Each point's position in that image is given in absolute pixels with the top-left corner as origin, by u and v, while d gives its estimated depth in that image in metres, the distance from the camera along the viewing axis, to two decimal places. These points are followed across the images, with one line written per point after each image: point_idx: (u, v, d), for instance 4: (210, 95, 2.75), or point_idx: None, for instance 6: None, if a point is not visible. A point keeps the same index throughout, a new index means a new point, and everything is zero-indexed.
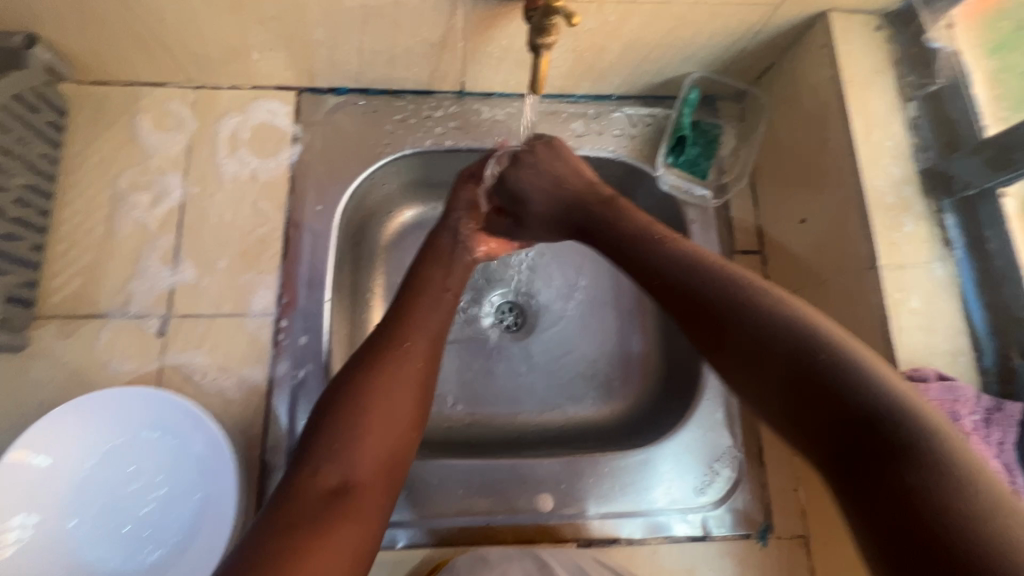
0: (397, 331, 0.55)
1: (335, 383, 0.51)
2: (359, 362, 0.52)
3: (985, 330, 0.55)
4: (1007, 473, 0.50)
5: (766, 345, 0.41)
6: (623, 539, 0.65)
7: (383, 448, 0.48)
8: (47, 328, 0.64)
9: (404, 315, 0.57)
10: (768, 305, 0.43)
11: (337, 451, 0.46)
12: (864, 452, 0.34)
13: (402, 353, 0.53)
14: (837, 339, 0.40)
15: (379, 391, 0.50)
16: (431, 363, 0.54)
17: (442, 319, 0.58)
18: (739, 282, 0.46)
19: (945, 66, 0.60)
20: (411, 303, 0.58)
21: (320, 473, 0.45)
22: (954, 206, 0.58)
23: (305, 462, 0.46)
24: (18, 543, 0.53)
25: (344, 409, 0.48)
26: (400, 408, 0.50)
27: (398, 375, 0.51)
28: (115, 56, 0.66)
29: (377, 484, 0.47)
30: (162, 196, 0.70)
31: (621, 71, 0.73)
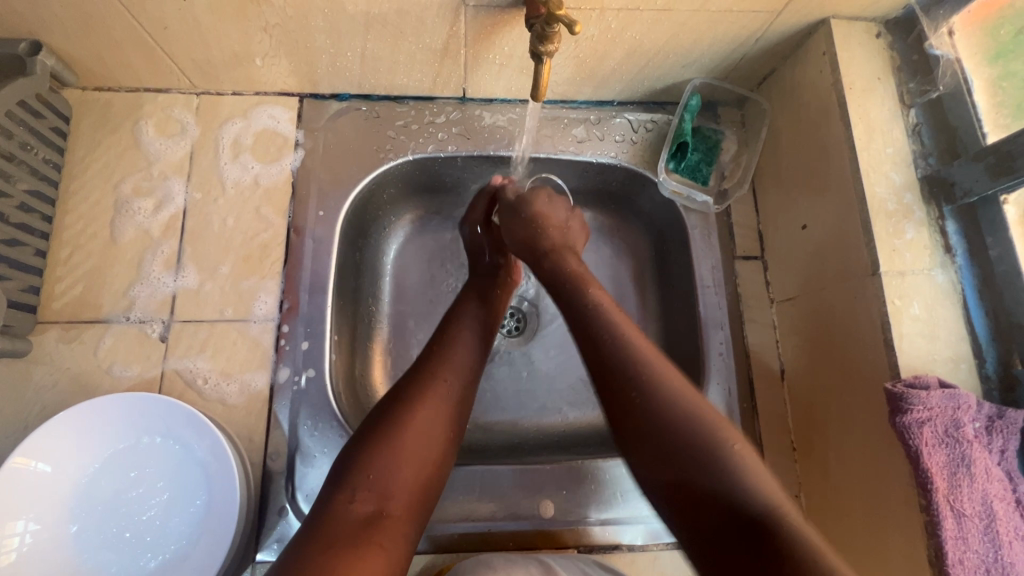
0: (436, 364, 0.56)
1: (374, 412, 0.53)
2: (398, 393, 0.53)
3: (986, 337, 0.55)
4: (1008, 481, 0.50)
5: (664, 438, 0.47)
6: (624, 546, 0.65)
7: (417, 481, 0.49)
8: (49, 333, 0.64)
9: (440, 348, 0.58)
10: (670, 398, 0.48)
11: (374, 481, 0.47)
12: (749, 541, 0.41)
13: (439, 386, 0.54)
14: (729, 438, 0.46)
15: (416, 422, 0.51)
16: (465, 399, 0.56)
17: (479, 353, 0.60)
18: (647, 366, 0.51)
19: (947, 73, 0.60)
20: (449, 335, 0.60)
21: (355, 501, 0.46)
22: (955, 213, 0.58)
23: (340, 488, 0.47)
24: (19, 549, 0.53)
25: (383, 438, 0.49)
26: (435, 442, 0.51)
27: (433, 408, 0.52)
28: (119, 62, 0.66)
29: (408, 516, 0.48)
30: (165, 201, 0.70)
31: (622, 78, 0.73)
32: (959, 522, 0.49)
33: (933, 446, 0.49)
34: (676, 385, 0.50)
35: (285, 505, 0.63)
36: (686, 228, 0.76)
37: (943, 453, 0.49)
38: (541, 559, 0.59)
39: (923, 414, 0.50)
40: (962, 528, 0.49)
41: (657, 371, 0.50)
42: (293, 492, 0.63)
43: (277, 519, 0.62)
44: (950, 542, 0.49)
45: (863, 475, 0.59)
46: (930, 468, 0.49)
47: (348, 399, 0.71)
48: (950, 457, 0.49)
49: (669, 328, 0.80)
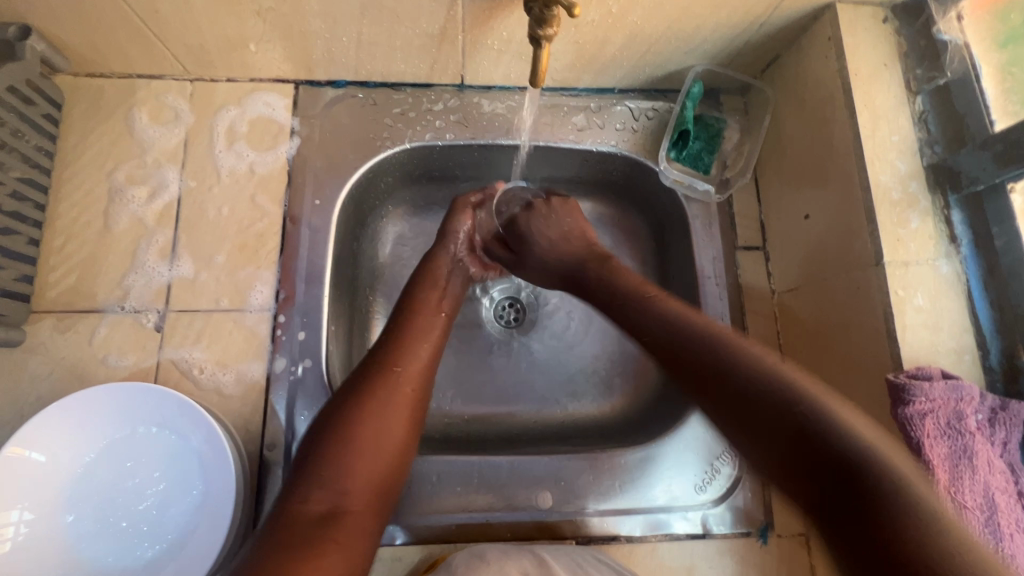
0: (390, 360, 0.56)
1: (327, 410, 0.53)
2: (350, 390, 0.53)
3: (991, 328, 0.54)
4: (1010, 473, 0.50)
5: (751, 399, 0.45)
6: (623, 537, 0.65)
7: (373, 476, 0.49)
8: (44, 322, 0.64)
9: (395, 345, 0.58)
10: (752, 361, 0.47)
11: (329, 478, 0.47)
12: (839, 487, 0.37)
13: (393, 382, 0.54)
14: (810, 394, 0.43)
15: (370, 419, 0.51)
16: (421, 393, 0.56)
17: (434, 348, 0.61)
18: (723, 336, 0.51)
19: (955, 59, 0.59)
20: (404, 331, 0.60)
21: (311, 499, 0.46)
22: (961, 202, 0.57)
23: (295, 488, 0.46)
24: (15, 538, 0.53)
25: (338, 435, 0.49)
26: (391, 437, 0.52)
27: (388, 403, 0.53)
28: (110, 48, 0.65)
29: (365, 512, 0.48)
30: (159, 189, 0.69)
31: (623, 64, 0.72)
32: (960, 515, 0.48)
33: (935, 438, 0.49)
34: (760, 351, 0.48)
35: (282, 496, 0.62)
36: (687, 217, 0.75)
37: (945, 445, 0.49)
38: (538, 551, 0.59)
39: (925, 406, 0.49)
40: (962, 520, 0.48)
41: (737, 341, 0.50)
42: None
43: (274, 509, 0.62)
44: None
45: None
46: (932, 460, 0.48)
47: None
48: (952, 449, 0.49)
49: None
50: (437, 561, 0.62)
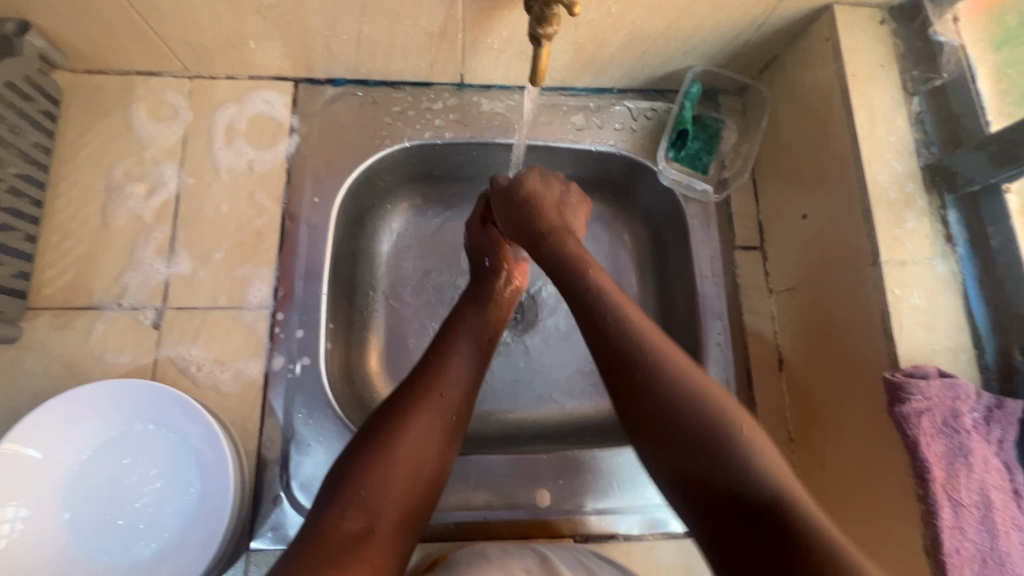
0: (432, 375, 0.55)
1: (367, 425, 0.52)
2: (392, 405, 0.53)
3: (986, 327, 0.55)
4: (1006, 471, 0.50)
5: (675, 424, 0.45)
6: (620, 536, 0.65)
7: (408, 495, 0.49)
8: (40, 319, 0.63)
9: (438, 361, 0.57)
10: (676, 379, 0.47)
11: (364, 497, 0.47)
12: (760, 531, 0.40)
13: (436, 400, 0.53)
14: (736, 424, 0.44)
15: (409, 439, 0.50)
16: (463, 411, 0.55)
17: (477, 365, 0.59)
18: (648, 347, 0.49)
19: (950, 60, 0.59)
20: (446, 346, 0.59)
21: (346, 518, 0.46)
22: (957, 202, 0.57)
23: (333, 503, 0.47)
24: (10, 535, 0.53)
25: (376, 452, 0.49)
26: (428, 456, 0.51)
27: (428, 423, 0.52)
28: (110, 44, 0.65)
29: (397, 530, 0.47)
30: (157, 186, 0.69)
31: (622, 64, 0.72)
32: (956, 512, 0.48)
33: (932, 436, 0.49)
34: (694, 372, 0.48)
35: (280, 493, 0.62)
36: (685, 217, 0.75)
37: (942, 443, 0.49)
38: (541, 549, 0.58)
39: (923, 404, 0.50)
40: (959, 517, 0.48)
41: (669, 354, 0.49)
42: (288, 479, 0.63)
43: (271, 507, 0.62)
44: (947, 532, 0.48)
45: (862, 467, 0.58)
46: (928, 458, 0.49)
47: (343, 388, 0.70)
48: (947, 446, 0.49)
49: (667, 319, 0.79)
50: (436, 560, 0.61)
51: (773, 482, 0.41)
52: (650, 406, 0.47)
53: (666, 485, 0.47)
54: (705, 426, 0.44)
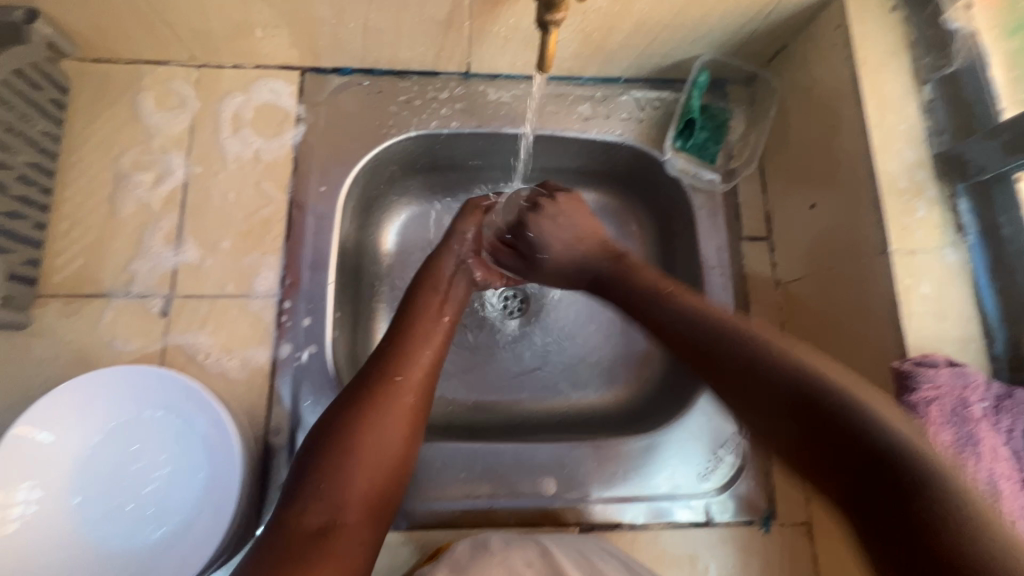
0: (389, 366, 0.56)
1: (324, 419, 0.52)
2: (349, 398, 0.52)
3: (996, 317, 0.54)
4: (1015, 461, 0.50)
5: (774, 385, 0.43)
6: (625, 524, 0.65)
7: (371, 487, 0.49)
8: (50, 307, 0.64)
9: (397, 350, 0.58)
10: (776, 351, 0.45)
11: (325, 491, 0.47)
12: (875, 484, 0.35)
13: (393, 388, 0.54)
14: (836, 380, 0.41)
15: (369, 428, 0.50)
16: (422, 399, 0.55)
17: (435, 352, 0.60)
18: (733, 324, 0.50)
19: (963, 48, 0.58)
20: (403, 335, 0.59)
21: (308, 513, 0.45)
22: (968, 191, 0.57)
23: (293, 501, 0.46)
24: (22, 518, 0.53)
25: (335, 445, 0.49)
26: (390, 446, 0.51)
27: (388, 411, 0.52)
28: (117, 33, 0.65)
29: (363, 523, 0.47)
30: (165, 174, 0.69)
31: (630, 53, 0.72)
32: None
33: (940, 425, 0.49)
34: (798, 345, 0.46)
35: (287, 480, 0.63)
36: (692, 208, 0.75)
37: (951, 432, 0.49)
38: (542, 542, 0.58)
39: (931, 393, 0.49)
40: None
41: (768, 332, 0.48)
42: (295, 466, 0.63)
43: (279, 494, 0.62)
44: None
45: None
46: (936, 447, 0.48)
47: (350, 377, 0.70)
48: (957, 436, 0.49)
49: None
50: (441, 548, 0.62)
51: (899, 437, 0.36)
52: (747, 375, 0.45)
53: (778, 448, 0.42)
54: (808, 388, 0.41)
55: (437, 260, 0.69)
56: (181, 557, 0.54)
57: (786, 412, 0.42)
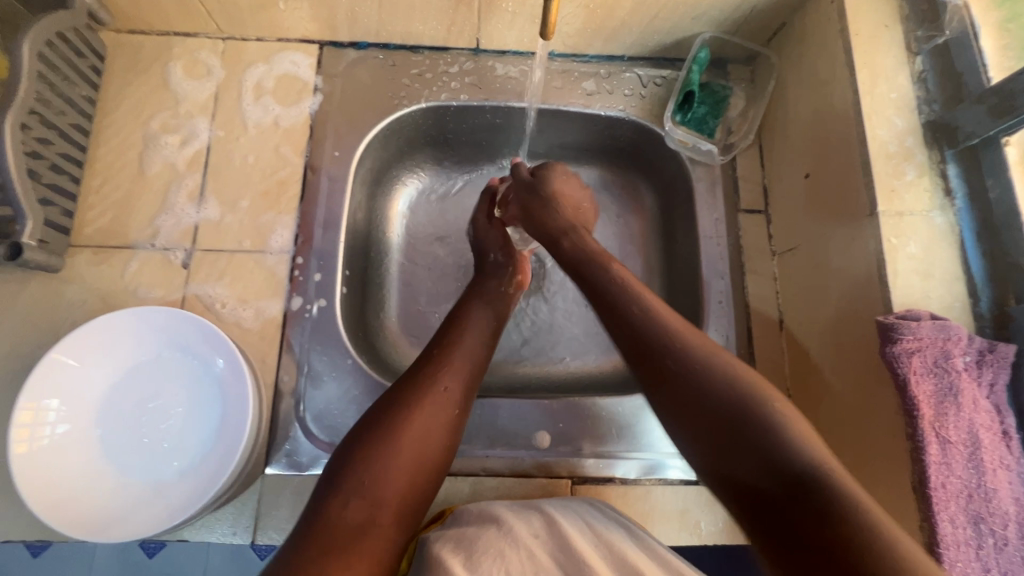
0: (435, 371, 0.56)
1: (368, 417, 0.52)
2: (393, 398, 0.53)
3: (983, 276, 0.55)
4: (996, 413, 0.51)
5: (708, 396, 0.46)
6: (617, 479, 0.67)
7: (410, 489, 0.49)
8: (82, 255, 0.68)
9: (443, 355, 0.58)
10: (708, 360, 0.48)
11: (366, 490, 0.47)
12: (798, 501, 0.39)
13: (439, 393, 0.54)
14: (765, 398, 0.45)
15: (414, 433, 0.51)
16: (464, 407, 0.56)
17: (478, 361, 0.59)
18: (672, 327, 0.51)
19: (953, 19, 0.60)
20: (449, 341, 0.59)
21: (348, 508, 0.46)
22: (956, 156, 0.58)
23: (334, 496, 0.47)
24: (50, 438, 0.57)
25: (378, 445, 0.49)
26: (432, 450, 0.52)
27: (432, 415, 0.53)
28: (152, 4, 0.70)
29: (398, 524, 0.48)
30: (190, 137, 0.74)
31: (633, 30, 0.75)
32: (943, 449, 0.49)
33: (921, 375, 0.50)
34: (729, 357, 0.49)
35: (293, 422, 0.66)
36: (691, 181, 0.77)
37: (928, 383, 0.50)
38: (548, 513, 0.57)
39: (915, 345, 0.51)
40: (947, 453, 0.49)
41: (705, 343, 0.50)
42: (303, 412, 0.66)
43: (286, 437, 0.66)
44: (934, 467, 0.49)
45: (851, 413, 0.60)
46: (917, 395, 0.50)
47: (358, 333, 0.74)
48: (937, 386, 0.50)
49: (672, 281, 0.81)
50: (444, 509, 0.63)
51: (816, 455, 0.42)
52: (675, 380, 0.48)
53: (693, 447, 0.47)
54: (739, 405, 0.45)
55: (485, 275, 0.71)
56: (194, 487, 0.58)
57: (729, 437, 0.44)
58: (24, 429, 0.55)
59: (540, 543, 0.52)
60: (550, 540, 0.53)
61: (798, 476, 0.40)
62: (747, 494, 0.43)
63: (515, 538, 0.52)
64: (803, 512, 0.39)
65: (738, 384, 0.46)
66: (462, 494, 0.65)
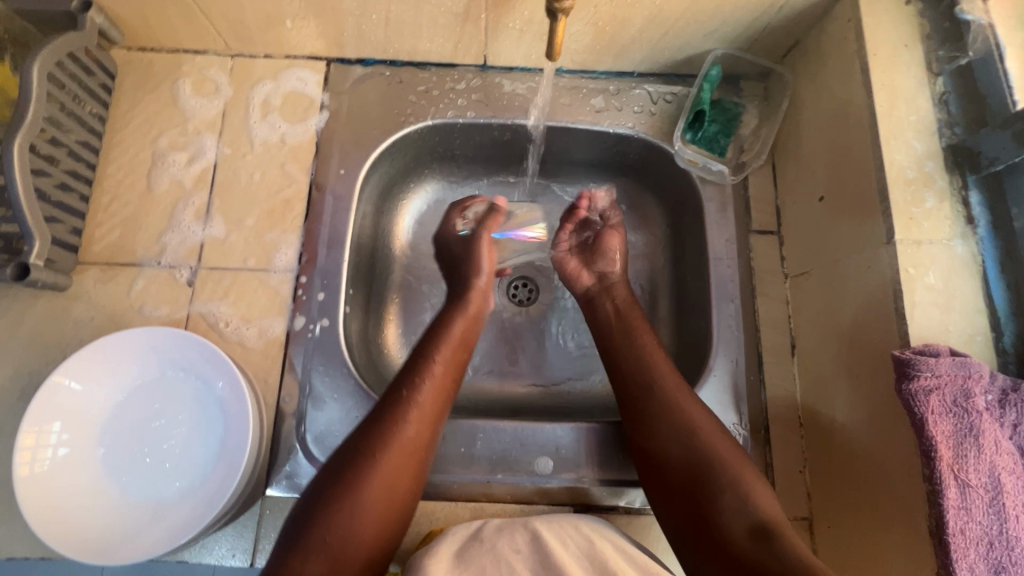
0: (399, 415, 0.56)
1: (331, 468, 0.53)
2: (357, 447, 0.54)
3: (1006, 310, 0.53)
4: (1019, 456, 0.49)
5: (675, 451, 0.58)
6: (621, 508, 0.66)
7: (373, 539, 0.51)
8: (89, 273, 0.69)
9: (408, 397, 0.57)
10: (686, 420, 0.59)
11: (329, 543, 0.49)
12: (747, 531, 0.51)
13: (403, 439, 0.55)
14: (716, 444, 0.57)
15: (376, 481, 0.52)
16: (426, 450, 0.56)
17: (441, 402, 0.59)
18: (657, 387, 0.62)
19: (978, 38, 0.58)
20: (417, 381, 0.59)
21: (308, 564, 0.47)
22: (980, 182, 0.56)
23: (296, 552, 0.48)
24: (52, 460, 0.57)
25: (339, 498, 0.50)
26: (394, 497, 0.53)
27: (395, 463, 0.53)
28: (161, 23, 0.71)
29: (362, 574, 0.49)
30: (197, 155, 0.74)
31: (643, 47, 0.73)
32: (962, 492, 0.47)
33: (940, 414, 0.48)
34: (707, 418, 0.59)
35: (294, 443, 0.66)
36: (701, 200, 0.76)
37: (946, 424, 0.48)
38: (533, 526, 0.56)
39: (933, 383, 0.48)
40: (965, 498, 0.47)
41: (670, 391, 0.61)
42: (303, 434, 0.66)
43: (287, 458, 0.65)
44: (952, 512, 0.47)
45: (866, 447, 0.58)
46: (934, 435, 0.48)
47: (361, 352, 0.73)
48: (956, 426, 0.48)
49: (681, 303, 0.79)
50: (433, 531, 0.63)
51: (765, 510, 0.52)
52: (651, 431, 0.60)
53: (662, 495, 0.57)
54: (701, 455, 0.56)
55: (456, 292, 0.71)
56: (193, 509, 0.57)
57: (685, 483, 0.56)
58: (26, 451, 0.56)
59: (521, 559, 0.52)
60: (533, 556, 0.52)
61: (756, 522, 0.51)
62: (700, 543, 0.53)
63: (498, 554, 0.52)
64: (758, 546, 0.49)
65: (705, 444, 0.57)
66: (463, 517, 0.65)
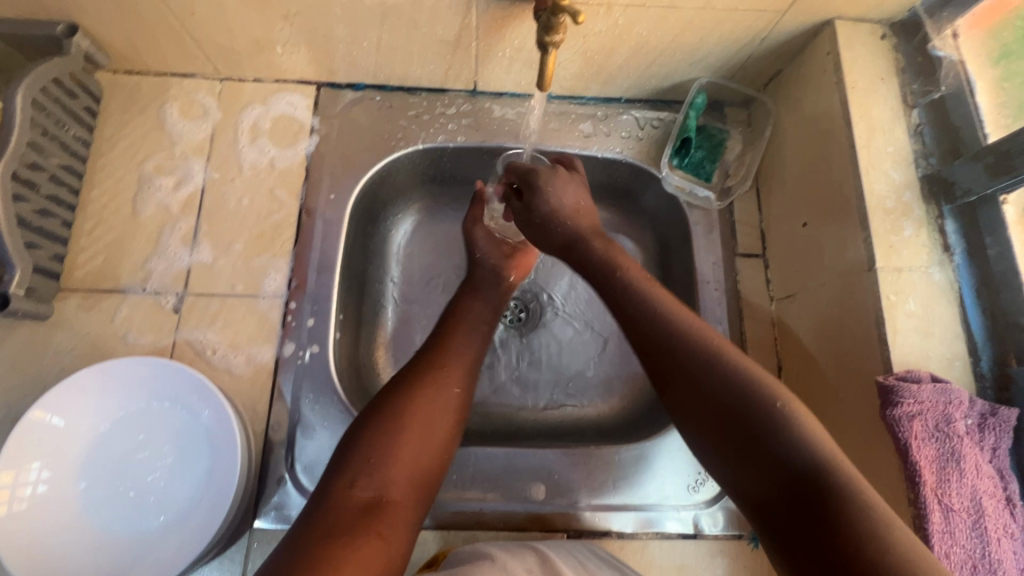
0: (436, 357, 0.57)
1: (372, 403, 0.53)
2: (399, 382, 0.54)
3: (983, 335, 0.55)
4: (999, 479, 0.50)
5: (705, 388, 0.44)
6: (614, 533, 0.66)
7: (418, 468, 0.49)
8: (70, 301, 0.67)
9: (444, 343, 0.60)
10: (718, 358, 0.45)
11: (374, 466, 0.47)
12: (800, 492, 0.38)
13: (442, 375, 0.55)
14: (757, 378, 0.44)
15: (419, 410, 0.51)
16: (467, 389, 0.56)
17: (476, 350, 0.61)
18: (660, 310, 0.50)
19: (949, 75, 0.61)
20: (451, 331, 0.61)
21: (357, 486, 0.46)
22: (954, 212, 0.58)
23: (342, 474, 0.47)
24: (31, 498, 0.55)
25: (384, 423, 0.50)
26: (439, 427, 0.52)
27: (437, 395, 0.53)
28: (148, 47, 0.70)
29: (410, 504, 0.47)
30: (185, 179, 0.73)
31: (631, 74, 0.75)
32: (946, 516, 0.48)
33: (922, 440, 0.49)
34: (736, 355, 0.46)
35: (282, 473, 0.65)
36: (688, 224, 0.77)
37: (929, 448, 0.49)
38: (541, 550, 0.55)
39: (915, 408, 0.50)
40: (950, 522, 0.48)
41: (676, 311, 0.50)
42: (292, 462, 0.65)
43: (276, 489, 0.64)
44: (938, 536, 0.48)
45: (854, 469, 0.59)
46: (918, 460, 0.49)
47: (351, 378, 0.73)
48: (939, 451, 0.49)
49: None
50: (436, 555, 0.62)
51: (821, 455, 0.39)
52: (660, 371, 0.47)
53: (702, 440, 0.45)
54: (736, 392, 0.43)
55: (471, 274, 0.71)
56: (179, 544, 0.56)
57: (727, 423, 0.43)
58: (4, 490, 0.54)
59: None
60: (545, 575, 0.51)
61: (799, 475, 0.39)
62: (760, 490, 0.40)
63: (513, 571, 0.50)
64: (816, 508, 0.37)
65: (764, 386, 0.43)
66: (455, 545, 0.64)
